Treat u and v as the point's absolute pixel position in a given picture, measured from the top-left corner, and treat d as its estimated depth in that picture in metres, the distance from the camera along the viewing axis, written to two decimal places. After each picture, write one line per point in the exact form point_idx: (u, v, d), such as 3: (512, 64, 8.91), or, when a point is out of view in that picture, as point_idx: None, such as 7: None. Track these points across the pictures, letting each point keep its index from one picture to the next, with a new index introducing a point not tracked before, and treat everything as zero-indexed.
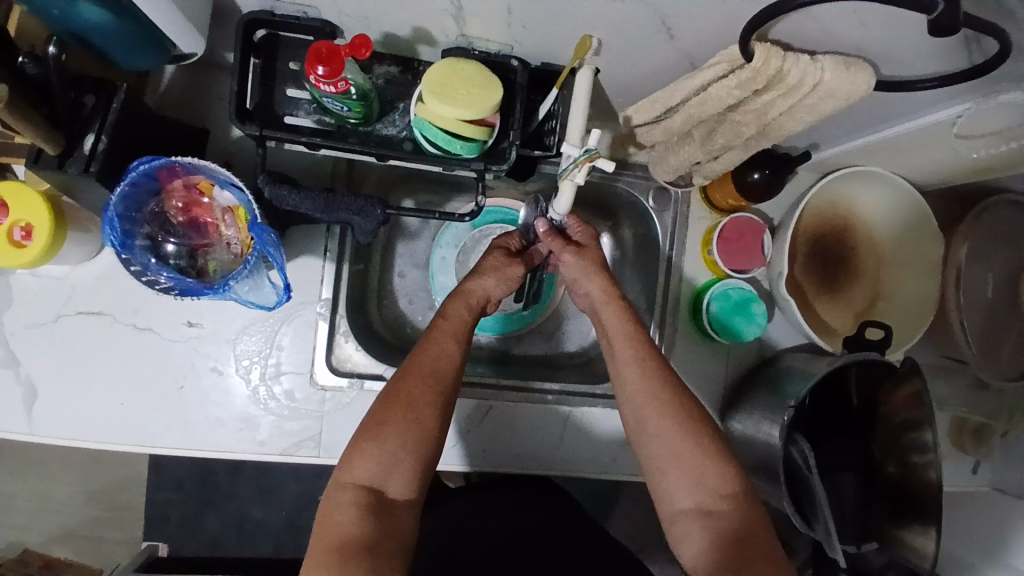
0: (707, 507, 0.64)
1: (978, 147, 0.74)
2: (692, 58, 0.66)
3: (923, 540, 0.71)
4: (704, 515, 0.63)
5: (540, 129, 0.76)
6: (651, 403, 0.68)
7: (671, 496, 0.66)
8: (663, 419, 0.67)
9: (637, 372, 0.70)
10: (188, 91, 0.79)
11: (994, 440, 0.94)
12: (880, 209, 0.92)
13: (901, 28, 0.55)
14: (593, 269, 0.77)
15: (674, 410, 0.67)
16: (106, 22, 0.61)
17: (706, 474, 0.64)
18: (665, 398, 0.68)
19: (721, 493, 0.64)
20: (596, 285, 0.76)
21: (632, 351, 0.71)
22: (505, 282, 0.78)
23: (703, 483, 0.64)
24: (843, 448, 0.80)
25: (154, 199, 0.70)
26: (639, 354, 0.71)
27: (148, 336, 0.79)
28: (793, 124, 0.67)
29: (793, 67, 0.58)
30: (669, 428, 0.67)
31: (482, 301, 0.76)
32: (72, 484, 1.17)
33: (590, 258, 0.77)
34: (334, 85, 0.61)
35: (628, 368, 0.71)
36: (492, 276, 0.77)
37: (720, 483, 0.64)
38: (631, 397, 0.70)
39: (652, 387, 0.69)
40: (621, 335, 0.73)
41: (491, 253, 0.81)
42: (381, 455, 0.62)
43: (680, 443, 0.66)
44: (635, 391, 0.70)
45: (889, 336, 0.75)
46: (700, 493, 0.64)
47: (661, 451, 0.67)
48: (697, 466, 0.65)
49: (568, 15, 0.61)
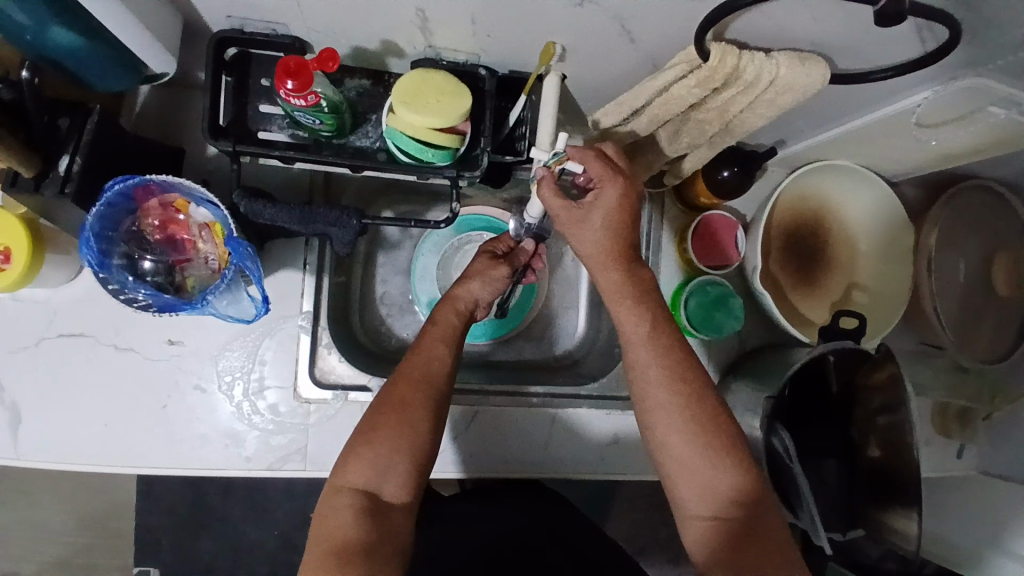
0: (719, 514, 0.64)
1: (939, 135, 0.75)
2: (654, 59, 0.68)
3: (906, 524, 0.72)
4: (716, 521, 0.63)
5: (511, 134, 0.78)
6: (661, 407, 0.66)
7: (684, 502, 0.65)
8: (675, 414, 0.65)
9: (648, 375, 0.67)
10: (163, 112, 0.80)
11: (978, 424, 0.96)
12: (853, 202, 0.94)
13: (853, 20, 0.57)
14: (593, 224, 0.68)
15: (686, 415, 0.66)
16: (79, 46, 0.62)
17: (718, 475, 0.64)
18: (675, 402, 0.66)
19: (733, 500, 0.64)
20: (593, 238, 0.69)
21: (646, 351, 0.68)
22: (492, 285, 0.79)
23: (714, 490, 0.64)
24: (818, 435, 0.81)
25: (130, 217, 0.71)
26: (651, 353, 0.68)
27: (130, 357, 0.80)
28: (755, 121, 0.69)
29: (749, 65, 0.60)
30: (679, 435, 0.65)
31: (470, 306, 0.78)
32: (63, 513, 1.17)
33: None
34: (304, 99, 0.62)
35: (639, 367, 0.68)
36: (477, 279, 0.78)
37: (730, 489, 0.64)
38: (643, 382, 0.67)
39: (663, 391, 0.66)
40: (631, 334, 0.69)
41: (477, 257, 0.82)
42: (375, 459, 0.63)
43: (690, 450, 0.65)
44: (647, 394, 0.67)
45: (863, 324, 0.76)
46: (712, 500, 0.64)
47: (671, 457, 0.66)
48: (706, 473, 0.64)
49: (531, 22, 0.63)
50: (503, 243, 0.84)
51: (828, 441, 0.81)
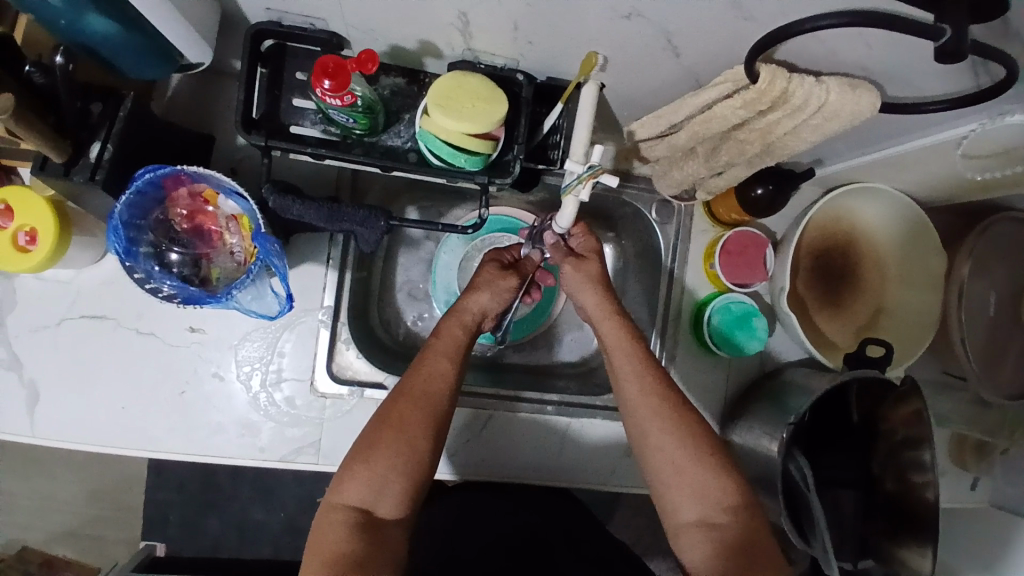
0: (711, 520, 0.64)
1: (981, 166, 0.73)
2: (696, 75, 0.66)
3: (921, 560, 0.71)
4: (706, 527, 0.64)
5: (544, 142, 0.77)
6: (650, 417, 0.69)
7: (672, 511, 0.66)
8: (662, 434, 0.67)
9: (637, 388, 0.70)
10: (195, 99, 0.79)
11: (995, 456, 0.94)
12: (887, 227, 0.91)
13: (908, 50, 0.55)
14: (588, 284, 0.76)
15: (674, 421, 0.68)
16: (114, 33, 0.61)
17: (708, 486, 0.65)
18: (665, 409, 0.68)
19: (723, 505, 0.64)
20: (590, 299, 0.77)
21: (631, 367, 0.71)
22: (499, 295, 0.77)
23: (704, 494, 0.65)
24: (839, 464, 0.80)
25: (159, 207, 0.71)
26: (638, 368, 0.71)
27: (151, 341, 0.80)
28: (798, 144, 0.67)
29: (798, 88, 0.58)
30: (668, 442, 0.67)
31: (477, 318, 0.76)
32: (74, 483, 1.17)
33: (587, 272, 0.77)
34: (340, 98, 0.61)
35: (628, 381, 0.71)
36: (486, 291, 0.77)
37: (721, 495, 0.65)
38: (634, 412, 0.70)
39: (652, 400, 0.69)
40: (619, 348, 0.73)
41: (484, 266, 0.80)
42: (368, 477, 0.63)
43: (680, 458, 0.66)
44: (638, 405, 0.70)
45: (890, 353, 0.75)
46: (704, 507, 0.65)
47: (663, 466, 0.67)
48: (698, 479, 0.65)
49: (573, 31, 0.61)
50: (509, 252, 0.83)
51: (845, 468, 0.80)
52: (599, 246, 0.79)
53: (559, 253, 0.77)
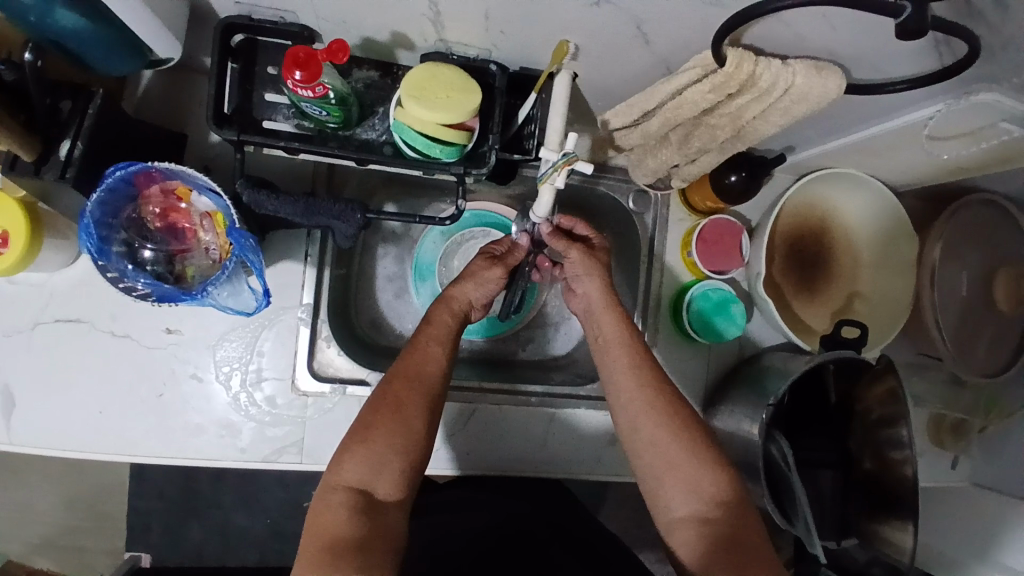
0: (704, 515, 0.64)
1: (949, 148, 0.75)
2: (667, 62, 0.67)
3: (902, 535, 0.72)
4: (699, 522, 0.64)
5: (520, 132, 0.77)
6: (645, 411, 0.69)
7: (667, 503, 0.66)
8: (656, 424, 0.68)
9: (631, 378, 0.71)
10: (167, 96, 0.79)
11: (972, 435, 0.96)
12: (857, 212, 0.94)
13: (870, 30, 0.56)
14: (598, 269, 0.77)
15: (664, 412, 0.69)
16: (82, 28, 0.60)
17: (702, 481, 0.65)
18: (659, 401, 0.69)
19: (717, 500, 0.64)
20: (596, 287, 0.77)
21: (627, 357, 0.73)
22: (485, 287, 0.77)
23: (699, 489, 0.65)
24: (816, 445, 0.81)
25: (131, 204, 0.70)
26: (635, 356, 0.73)
27: (127, 343, 0.79)
28: (768, 127, 0.69)
29: (765, 71, 0.59)
30: (663, 432, 0.68)
31: (464, 307, 0.76)
32: (54, 494, 1.15)
33: (596, 260, 0.78)
34: (312, 90, 0.61)
35: (622, 372, 0.72)
36: (470, 280, 0.76)
37: (711, 489, 0.65)
38: (626, 406, 0.71)
39: (648, 392, 0.70)
40: (615, 342, 0.74)
41: (473, 257, 0.80)
42: (369, 457, 0.63)
43: (674, 450, 0.67)
44: (631, 399, 0.71)
45: (865, 333, 0.75)
46: (697, 503, 0.65)
47: (655, 460, 0.68)
48: (690, 467, 0.66)
49: (544, 20, 0.62)
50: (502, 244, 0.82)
51: (824, 449, 0.81)
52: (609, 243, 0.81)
53: (561, 242, 0.77)
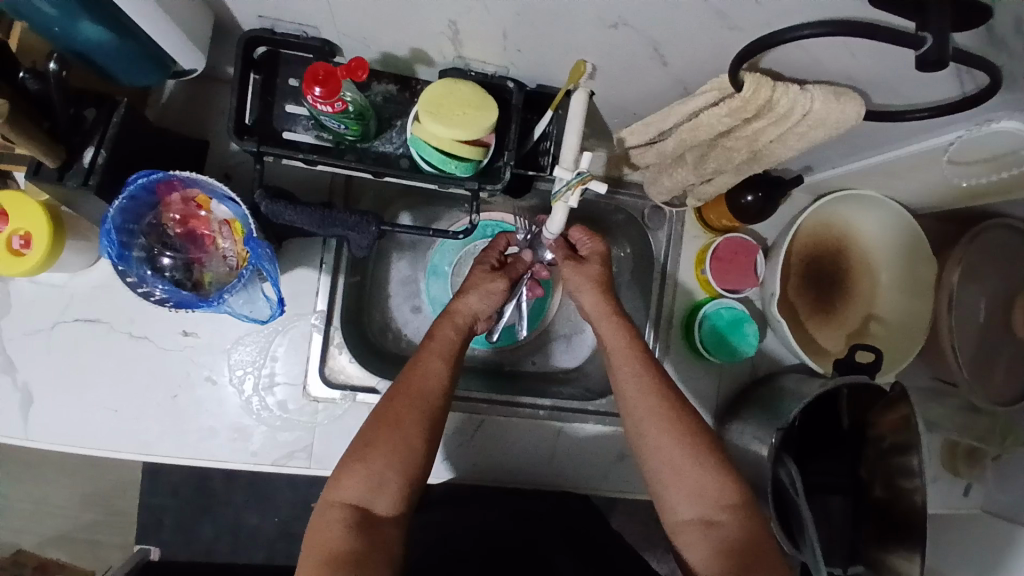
0: (709, 518, 0.64)
1: (970, 173, 0.74)
2: (684, 83, 0.67)
3: (908, 566, 0.71)
4: (707, 525, 0.64)
5: (535, 149, 0.79)
6: (653, 417, 0.69)
7: (672, 507, 0.66)
8: (663, 433, 0.68)
9: (636, 388, 0.71)
10: (190, 105, 0.80)
11: (986, 463, 0.95)
12: (875, 233, 0.93)
13: (890, 57, 0.55)
14: (587, 284, 0.77)
15: (675, 420, 0.68)
16: (106, 41, 0.62)
17: (706, 487, 0.65)
18: (664, 412, 0.69)
19: (722, 503, 0.64)
20: (589, 301, 0.77)
21: (631, 368, 0.72)
22: (490, 297, 0.78)
23: (704, 495, 0.65)
24: (829, 470, 0.81)
25: (152, 211, 0.71)
26: (637, 372, 0.72)
27: (144, 345, 0.80)
28: (784, 151, 0.68)
29: (783, 97, 0.59)
30: (666, 441, 0.67)
31: (469, 319, 0.77)
32: (70, 487, 1.18)
33: (586, 274, 0.78)
34: (331, 105, 0.62)
35: (628, 385, 0.71)
36: (474, 292, 0.78)
37: (720, 494, 0.65)
38: (631, 412, 0.71)
39: (652, 401, 0.70)
40: (617, 350, 0.74)
41: (474, 268, 0.81)
42: (367, 475, 0.63)
43: (679, 458, 0.67)
44: (637, 406, 0.70)
45: (879, 358, 0.74)
46: (701, 506, 0.65)
47: (661, 468, 0.67)
48: (698, 478, 0.65)
49: (561, 40, 0.62)
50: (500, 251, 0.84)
51: (835, 474, 0.81)
52: (606, 249, 0.80)
53: (561, 252, 0.80)
